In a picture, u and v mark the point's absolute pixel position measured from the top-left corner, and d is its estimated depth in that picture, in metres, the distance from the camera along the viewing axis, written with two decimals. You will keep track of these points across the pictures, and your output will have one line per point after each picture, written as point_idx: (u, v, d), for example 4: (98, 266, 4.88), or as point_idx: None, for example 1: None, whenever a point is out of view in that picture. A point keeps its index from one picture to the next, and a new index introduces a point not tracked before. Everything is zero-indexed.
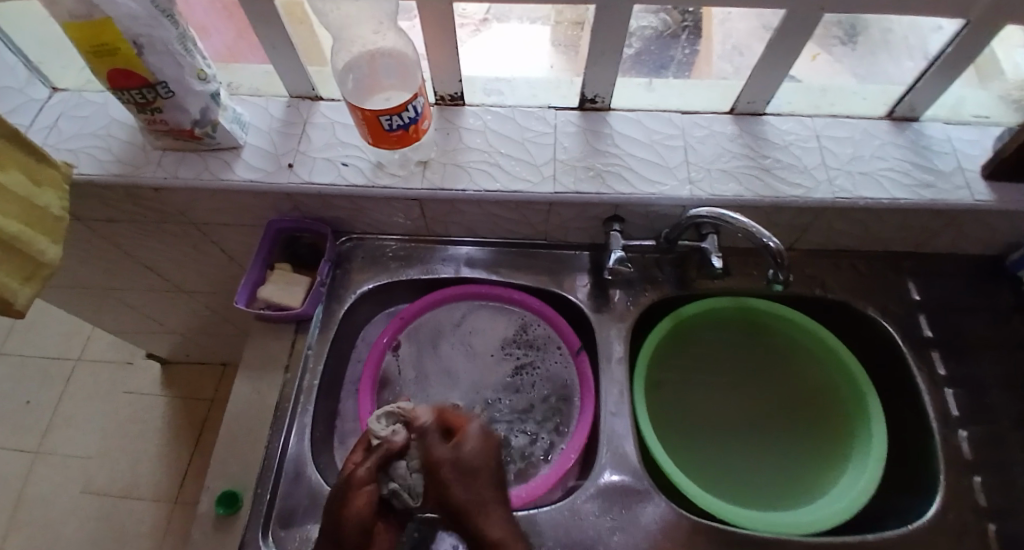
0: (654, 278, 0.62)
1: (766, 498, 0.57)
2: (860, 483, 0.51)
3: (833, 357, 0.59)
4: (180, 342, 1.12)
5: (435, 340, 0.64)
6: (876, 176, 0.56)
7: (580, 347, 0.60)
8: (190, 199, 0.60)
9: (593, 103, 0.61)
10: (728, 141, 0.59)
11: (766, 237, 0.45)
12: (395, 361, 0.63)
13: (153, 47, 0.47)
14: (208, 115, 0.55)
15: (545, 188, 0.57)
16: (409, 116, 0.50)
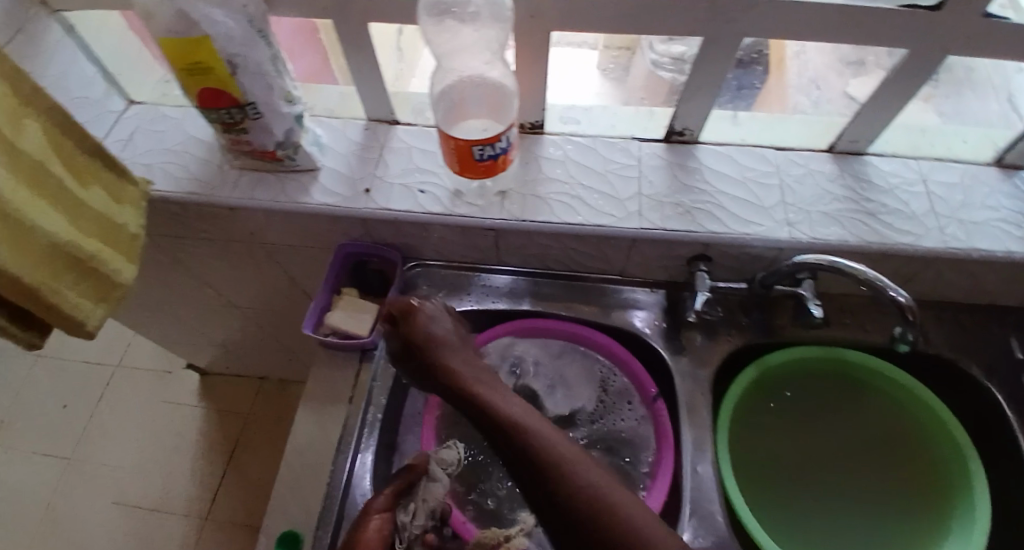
0: (738, 321, 0.59)
1: None
2: None
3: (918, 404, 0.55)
4: (221, 355, 1.11)
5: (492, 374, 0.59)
6: (990, 228, 0.53)
7: (656, 393, 0.56)
8: (262, 220, 0.58)
9: (681, 136, 0.59)
10: (828, 182, 0.56)
11: (896, 292, 0.42)
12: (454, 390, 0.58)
13: (246, 67, 0.46)
14: (291, 136, 0.54)
15: (631, 224, 0.54)
16: (501, 146, 0.48)
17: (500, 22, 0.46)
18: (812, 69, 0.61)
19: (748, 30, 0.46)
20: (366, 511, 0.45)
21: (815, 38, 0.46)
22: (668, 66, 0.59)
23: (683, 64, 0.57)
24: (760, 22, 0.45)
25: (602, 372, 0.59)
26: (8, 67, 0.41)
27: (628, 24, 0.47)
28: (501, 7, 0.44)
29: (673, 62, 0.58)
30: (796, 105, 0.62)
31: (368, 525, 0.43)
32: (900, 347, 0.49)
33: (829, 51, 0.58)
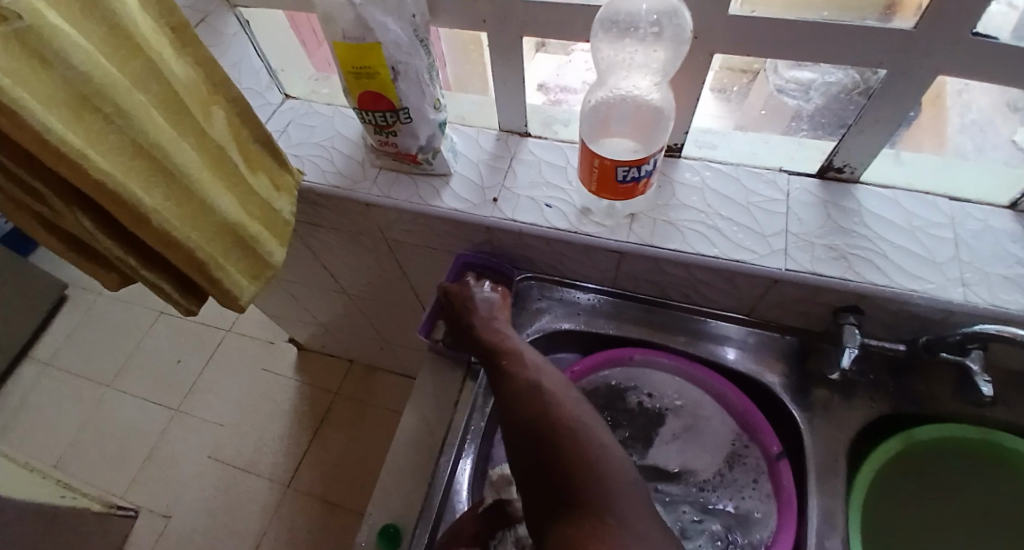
0: (881, 384, 0.53)
1: None
2: None
3: None
4: (319, 334, 1.18)
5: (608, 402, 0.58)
6: None
7: (780, 452, 0.51)
8: (392, 218, 0.61)
9: (839, 172, 0.53)
10: (1013, 243, 0.48)
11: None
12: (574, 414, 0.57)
13: (407, 74, 0.48)
14: (433, 142, 0.55)
15: (774, 263, 0.50)
16: (647, 169, 0.46)
17: (677, 43, 0.43)
18: (977, 110, 0.49)
19: (947, 64, 0.41)
20: (457, 539, 0.46)
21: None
22: (793, 93, 0.52)
23: (811, 90, 0.51)
24: (965, 56, 0.39)
25: (731, 433, 0.55)
26: (202, 58, 0.45)
27: (802, 50, 0.43)
28: (682, 27, 0.42)
29: (797, 86, 0.52)
30: (955, 149, 0.52)
31: None
32: None
33: (996, 91, 0.46)
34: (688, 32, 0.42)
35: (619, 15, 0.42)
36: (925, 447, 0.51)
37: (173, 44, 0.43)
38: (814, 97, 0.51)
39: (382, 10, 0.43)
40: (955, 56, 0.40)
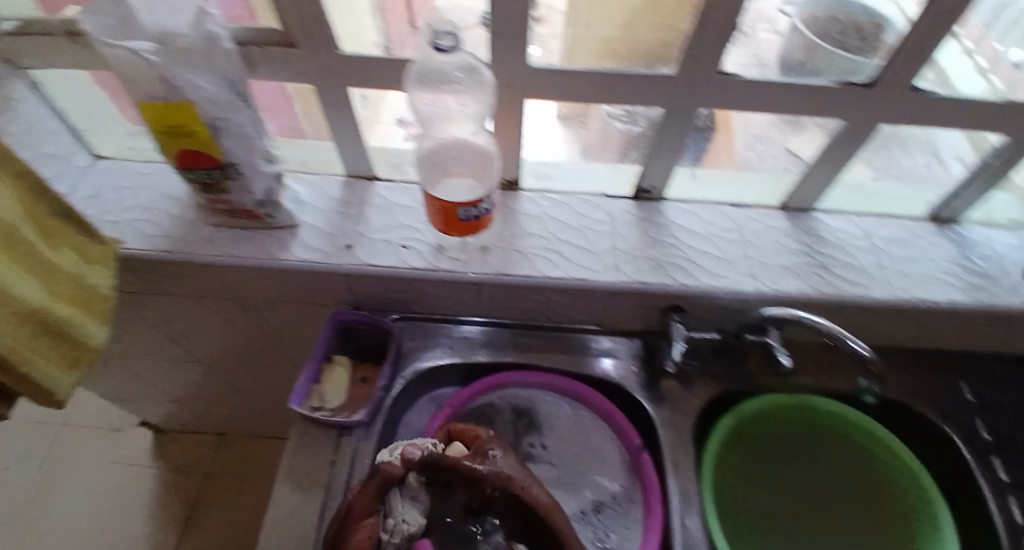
0: (712, 370, 0.62)
1: None
2: None
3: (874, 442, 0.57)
4: (179, 410, 1.04)
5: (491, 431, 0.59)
6: (929, 279, 0.58)
7: (641, 445, 0.57)
8: (239, 277, 0.57)
9: (648, 194, 0.64)
10: (785, 237, 0.60)
11: (854, 342, 0.45)
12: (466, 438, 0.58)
13: (230, 130, 0.47)
14: (270, 195, 0.54)
15: (608, 277, 0.56)
16: (484, 208, 0.50)
17: (482, 94, 0.50)
18: (758, 128, 0.58)
19: (704, 100, 0.51)
20: (352, 518, 0.42)
21: (766, 107, 0.52)
22: (622, 119, 0.57)
23: (638, 118, 0.57)
24: (713, 94, 0.50)
25: (620, 487, 0.55)
26: None
27: (599, 93, 0.51)
28: (485, 82, 0.49)
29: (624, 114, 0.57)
30: (744, 161, 0.61)
31: (358, 531, 0.42)
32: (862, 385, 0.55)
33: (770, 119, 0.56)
34: (490, 83, 0.49)
35: (426, 72, 0.47)
36: (757, 423, 0.60)
37: None
38: (641, 123, 0.57)
39: (191, 67, 0.42)
40: (711, 92, 0.50)
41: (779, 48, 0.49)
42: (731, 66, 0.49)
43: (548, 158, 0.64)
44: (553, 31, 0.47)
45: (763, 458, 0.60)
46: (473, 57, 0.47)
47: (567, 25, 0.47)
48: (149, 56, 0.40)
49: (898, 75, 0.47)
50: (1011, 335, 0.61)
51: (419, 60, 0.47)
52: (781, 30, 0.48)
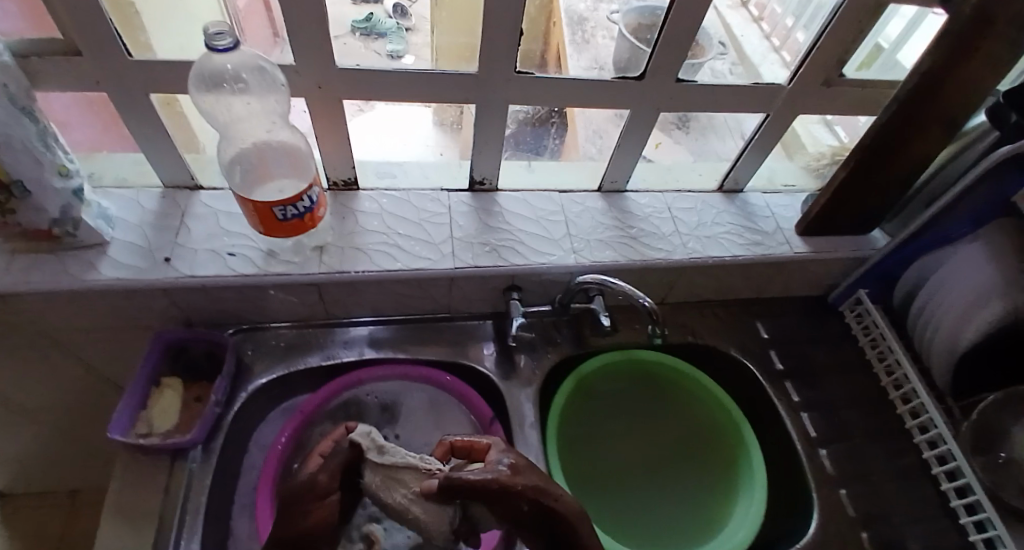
0: (553, 339, 0.68)
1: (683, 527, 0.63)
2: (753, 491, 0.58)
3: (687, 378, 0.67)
4: (10, 476, 0.90)
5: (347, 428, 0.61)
6: (719, 239, 0.69)
7: (493, 417, 0.60)
8: (38, 306, 0.52)
9: (482, 185, 0.68)
10: (601, 215, 0.69)
11: (642, 298, 0.54)
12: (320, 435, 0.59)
13: (8, 145, 0.40)
14: (70, 212, 0.49)
15: (446, 264, 0.60)
16: (304, 205, 0.50)
17: (274, 92, 0.49)
18: (596, 123, 0.66)
19: (510, 96, 0.56)
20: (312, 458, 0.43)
21: (569, 101, 0.58)
22: None
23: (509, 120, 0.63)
24: (518, 89, 0.55)
25: None
26: None
27: (411, 90, 0.54)
28: (274, 78, 0.48)
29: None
30: (585, 152, 0.70)
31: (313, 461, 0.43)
32: (655, 340, 0.62)
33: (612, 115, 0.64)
34: (281, 79, 0.49)
35: (209, 71, 0.46)
36: (594, 380, 0.67)
37: None
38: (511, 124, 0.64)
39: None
40: (513, 88, 0.55)
41: (613, 52, 0.56)
42: (574, 69, 0.56)
43: (392, 160, 0.69)
44: (423, 39, 0.52)
45: (625, 413, 0.70)
46: (257, 54, 0.46)
47: (430, 31, 0.51)
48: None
49: (665, 68, 0.55)
50: (786, 280, 0.75)
51: (197, 58, 0.45)
52: (614, 34, 0.54)
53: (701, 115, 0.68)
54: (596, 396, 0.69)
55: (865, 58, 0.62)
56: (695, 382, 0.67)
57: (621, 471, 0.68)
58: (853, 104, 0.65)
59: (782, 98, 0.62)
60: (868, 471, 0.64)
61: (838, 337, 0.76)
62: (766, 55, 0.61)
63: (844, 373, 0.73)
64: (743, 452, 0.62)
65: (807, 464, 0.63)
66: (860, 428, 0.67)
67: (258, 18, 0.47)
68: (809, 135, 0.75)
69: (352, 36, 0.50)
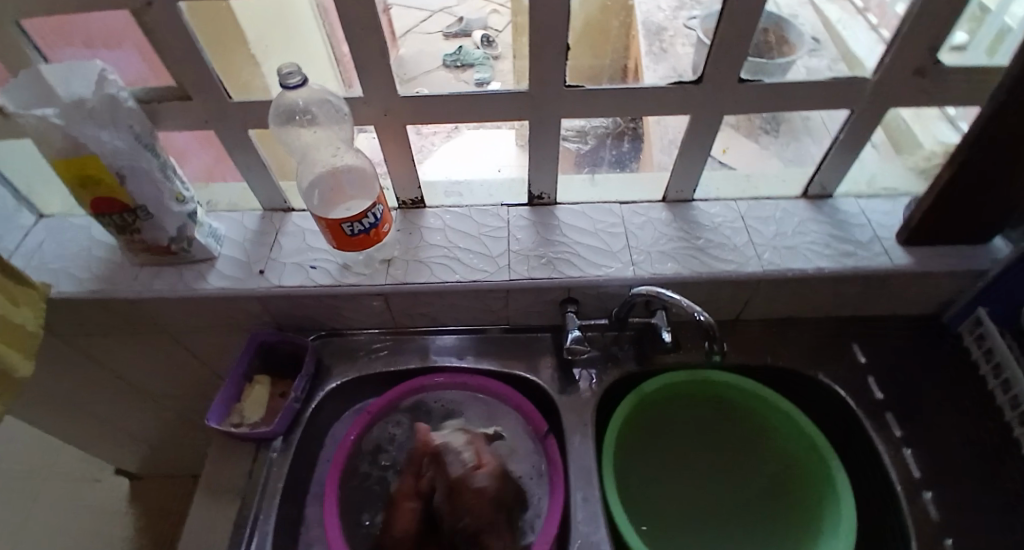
0: (614, 355, 0.66)
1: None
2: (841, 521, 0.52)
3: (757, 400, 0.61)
4: (151, 453, 1.07)
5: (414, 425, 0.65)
6: (800, 250, 0.63)
7: (547, 430, 0.60)
8: (164, 309, 0.62)
9: (541, 200, 0.69)
10: (665, 226, 0.66)
11: (698, 312, 0.51)
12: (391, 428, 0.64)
13: (134, 176, 0.50)
14: (184, 231, 0.58)
15: (501, 276, 0.61)
16: (369, 222, 0.55)
17: (340, 122, 0.55)
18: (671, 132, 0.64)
19: (564, 111, 0.57)
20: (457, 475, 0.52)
21: (626, 112, 0.58)
22: (573, 138, 0.65)
23: (587, 135, 0.65)
24: (571, 104, 0.56)
25: (535, 462, 0.61)
26: None
27: (468, 113, 0.57)
28: (342, 109, 0.54)
29: (576, 135, 0.65)
30: (658, 162, 0.68)
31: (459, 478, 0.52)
32: (715, 357, 0.57)
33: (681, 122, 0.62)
34: (346, 109, 0.54)
35: (287, 108, 0.53)
36: (659, 400, 0.64)
37: None
38: (590, 139, 0.66)
39: (91, 124, 0.45)
40: (565, 103, 0.55)
41: (693, 58, 0.55)
42: (651, 79, 0.55)
43: (458, 177, 0.72)
44: (507, 66, 0.56)
45: (697, 438, 0.66)
46: (325, 90, 0.53)
47: (513, 57, 0.55)
48: (53, 119, 0.43)
49: (727, 71, 0.53)
50: (887, 296, 0.66)
51: (276, 96, 0.52)
52: (694, 41, 0.53)
53: (793, 117, 0.63)
54: (660, 420, 0.65)
55: (993, 42, 0.54)
56: (771, 408, 0.60)
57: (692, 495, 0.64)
58: (967, 93, 0.56)
59: (871, 93, 0.56)
60: (993, 527, 0.54)
61: (958, 366, 0.66)
62: (875, 48, 0.54)
63: (965, 408, 0.62)
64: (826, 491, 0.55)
65: (908, 511, 0.55)
66: (985, 476, 0.57)
67: (349, 61, 0.52)
68: (927, 132, 0.65)
69: (444, 69, 0.56)
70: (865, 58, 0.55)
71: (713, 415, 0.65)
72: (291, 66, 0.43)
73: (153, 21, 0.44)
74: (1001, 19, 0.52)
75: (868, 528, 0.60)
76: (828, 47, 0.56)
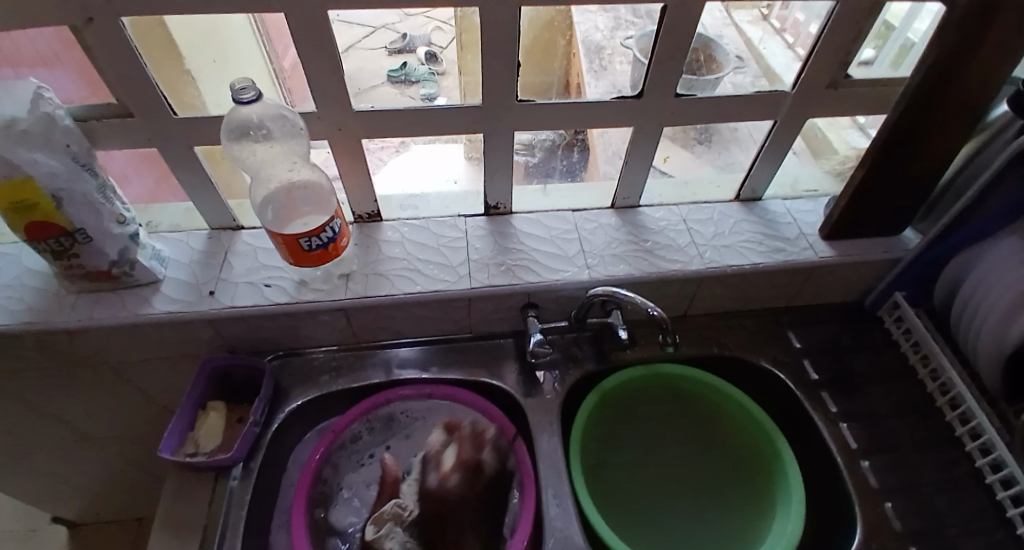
0: (575, 356, 0.69)
1: (730, 529, 0.62)
2: (792, 493, 0.56)
3: (709, 387, 0.65)
4: (89, 502, 0.99)
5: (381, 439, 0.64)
6: (737, 248, 0.68)
7: (516, 433, 0.61)
8: (105, 339, 0.58)
9: (497, 210, 0.71)
10: (615, 231, 0.70)
11: (650, 308, 0.55)
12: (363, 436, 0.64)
13: (73, 198, 0.47)
14: (126, 254, 0.55)
15: (462, 285, 0.62)
16: (327, 236, 0.55)
17: (295, 136, 0.55)
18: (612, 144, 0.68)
19: (516, 124, 0.59)
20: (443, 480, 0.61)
21: (574, 123, 0.61)
22: (522, 152, 0.67)
23: (534, 148, 0.67)
24: (523, 117, 0.58)
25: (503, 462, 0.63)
26: None
27: (422, 126, 0.58)
28: (295, 124, 0.54)
29: (525, 147, 0.67)
30: (604, 172, 0.72)
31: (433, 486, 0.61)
32: (669, 349, 0.60)
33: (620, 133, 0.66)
34: (300, 124, 0.54)
35: (238, 125, 0.52)
36: (620, 394, 0.67)
37: None
38: (537, 152, 0.68)
39: (26, 145, 0.43)
40: (517, 116, 0.58)
41: (629, 75, 0.59)
42: (591, 94, 0.59)
43: (413, 191, 0.73)
44: (452, 81, 0.57)
45: (644, 428, 0.69)
46: (280, 104, 0.52)
47: (458, 73, 0.56)
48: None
49: (663, 86, 0.57)
50: (814, 286, 0.73)
51: (227, 113, 0.51)
52: (630, 59, 0.58)
53: (722, 128, 0.70)
54: (621, 409, 0.68)
55: (897, 56, 0.62)
56: (718, 390, 0.65)
57: (659, 480, 0.67)
58: (864, 103, 0.64)
59: (787, 105, 0.62)
60: (915, 485, 0.60)
61: (876, 344, 0.73)
62: (791, 64, 0.61)
63: (886, 382, 0.69)
64: (780, 469, 0.59)
65: (848, 478, 0.60)
66: (905, 441, 0.64)
67: (299, 78, 0.53)
68: (839, 139, 0.75)
69: (388, 84, 0.56)
70: (783, 73, 0.62)
71: (661, 404, 0.69)
72: (245, 81, 0.43)
73: (92, 38, 0.43)
74: (902, 36, 0.60)
75: (814, 498, 0.66)
76: (751, 65, 0.64)
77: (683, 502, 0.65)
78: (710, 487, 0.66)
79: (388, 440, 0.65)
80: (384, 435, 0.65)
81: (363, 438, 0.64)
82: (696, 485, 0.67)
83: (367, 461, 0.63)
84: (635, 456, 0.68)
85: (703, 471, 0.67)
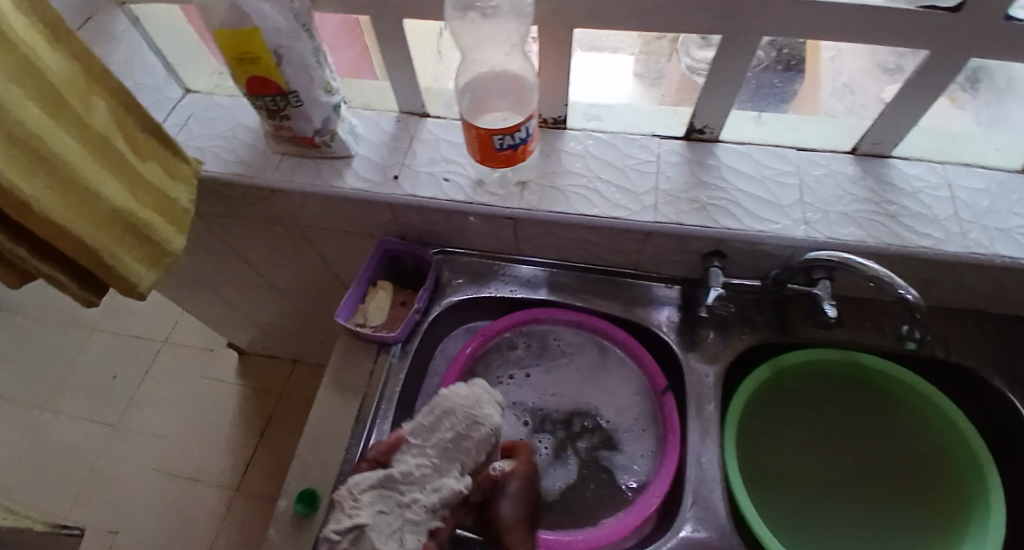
0: (751, 320, 0.60)
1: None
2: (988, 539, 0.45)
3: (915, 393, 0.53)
4: (259, 336, 1.18)
5: (525, 361, 0.64)
6: (1017, 235, 0.51)
7: (666, 387, 0.56)
8: (301, 203, 0.63)
9: (701, 134, 0.60)
10: (849, 183, 0.56)
11: (905, 290, 0.42)
12: (514, 355, 0.64)
13: (290, 58, 0.48)
14: (328, 125, 0.57)
15: (645, 217, 0.55)
16: (520, 136, 0.50)
17: (520, 16, 0.49)
18: (852, 73, 0.60)
19: (765, 26, 0.47)
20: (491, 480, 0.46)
21: (844, 35, 0.47)
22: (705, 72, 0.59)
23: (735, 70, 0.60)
24: (778, 16, 0.46)
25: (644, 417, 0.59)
26: (81, 51, 0.44)
27: (646, 18, 0.49)
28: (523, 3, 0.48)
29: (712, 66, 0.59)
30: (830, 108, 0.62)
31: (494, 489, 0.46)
32: (911, 345, 0.50)
33: (867, 54, 0.57)
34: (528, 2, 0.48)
35: None
36: (793, 377, 0.57)
37: (48, 40, 0.42)
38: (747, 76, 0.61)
39: None
40: (775, 15, 0.46)
41: None
42: None
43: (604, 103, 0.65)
44: None
45: (812, 422, 0.61)
46: None
47: None
48: None
49: None
50: None
51: None
52: None
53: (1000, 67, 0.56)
54: (790, 396, 0.59)
55: None
56: (916, 392, 0.53)
57: (814, 476, 0.61)
58: None
59: None
60: None
61: None
62: None
63: None
64: (977, 497, 0.48)
65: None
66: None
67: None
68: None
69: None
70: None
71: (836, 399, 0.59)
72: None
73: None
74: None
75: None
76: None
77: (836, 507, 0.59)
78: (874, 499, 0.58)
79: (531, 367, 0.64)
80: (534, 357, 0.64)
81: (512, 355, 0.64)
82: (859, 499, 0.59)
83: (506, 380, 0.63)
84: (793, 448, 0.61)
85: (870, 482, 0.59)
